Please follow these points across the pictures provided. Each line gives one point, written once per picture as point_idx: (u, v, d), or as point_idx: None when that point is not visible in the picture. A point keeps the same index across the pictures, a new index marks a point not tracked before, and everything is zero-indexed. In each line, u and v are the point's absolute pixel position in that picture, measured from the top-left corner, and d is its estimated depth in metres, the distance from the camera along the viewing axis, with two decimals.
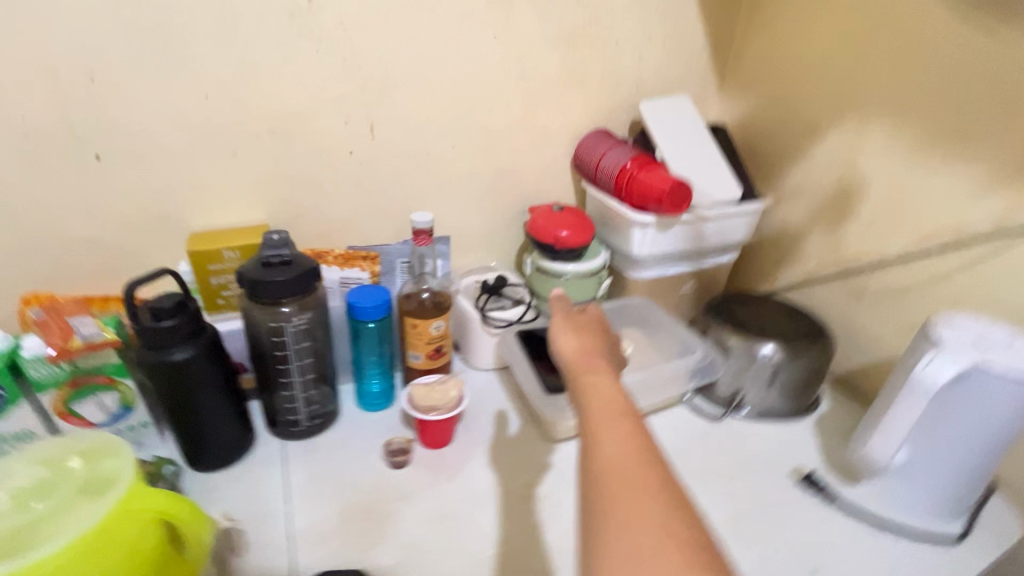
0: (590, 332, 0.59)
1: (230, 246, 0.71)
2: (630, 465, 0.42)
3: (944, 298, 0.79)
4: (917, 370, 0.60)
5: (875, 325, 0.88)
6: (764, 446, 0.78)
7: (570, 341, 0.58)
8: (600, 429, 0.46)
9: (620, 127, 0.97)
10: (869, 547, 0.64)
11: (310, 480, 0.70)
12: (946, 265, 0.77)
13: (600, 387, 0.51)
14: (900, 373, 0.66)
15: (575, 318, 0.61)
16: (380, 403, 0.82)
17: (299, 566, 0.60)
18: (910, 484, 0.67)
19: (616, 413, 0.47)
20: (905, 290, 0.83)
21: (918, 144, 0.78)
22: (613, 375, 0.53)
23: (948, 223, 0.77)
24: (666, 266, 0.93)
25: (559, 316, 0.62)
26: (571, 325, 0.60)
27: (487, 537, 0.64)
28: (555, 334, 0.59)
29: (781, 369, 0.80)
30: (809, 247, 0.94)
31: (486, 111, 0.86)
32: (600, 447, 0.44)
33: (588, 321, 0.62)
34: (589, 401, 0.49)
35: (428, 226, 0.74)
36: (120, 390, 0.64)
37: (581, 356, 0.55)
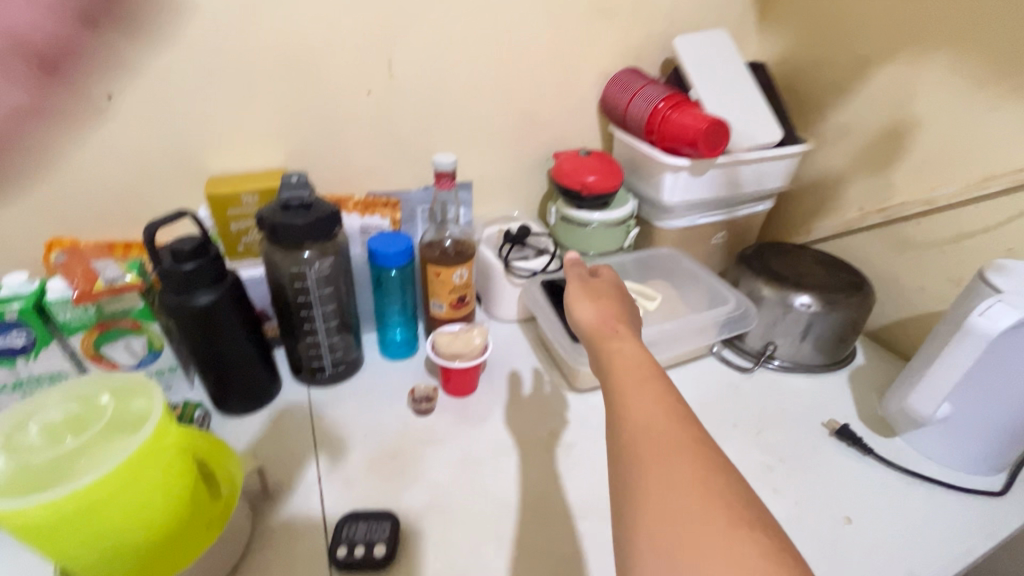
0: (608, 297, 0.56)
1: (249, 190, 0.70)
2: (662, 427, 0.40)
3: (999, 246, 0.73)
4: (971, 318, 0.57)
5: (916, 277, 0.82)
6: (796, 399, 0.76)
7: (586, 308, 0.54)
8: (626, 395, 0.44)
9: (651, 65, 0.91)
10: (905, 498, 0.62)
11: (337, 424, 0.71)
12: (1004, 209, 0.72)
13: (624, 353, 0.48)
14: (949, 326, 0.63)
15: (591, 284, 0.58)
16: (403, 352, 0.81)
17: (328, 505, 0.61)
18: (951, 436, 0.64)
19: (640, 378, 0.45)
20: (952, 241, 0.77)
21: (984, 76, 0.71)
22: (636, 340, 0.50)
23: (1011, 164, 0.70)
24: (697, 215, 0.89)
25: (575, 283, 0.58)
26: (588, 292, 0.56)
27: (512, 481, 0.64)
28: (571, 301, 0.56)
29: (817, 321, 0.77)
30: (851, 194, 0.89)
31: (508, 47, 0.80)
32: (628, 413, 0.42)
33: (606, 285, 0.58)
34: (612, 372, 0.46)
35: (450, 168, 0.71)
36: (147, 334, 0.65)
37: (601, 322, 0.52)
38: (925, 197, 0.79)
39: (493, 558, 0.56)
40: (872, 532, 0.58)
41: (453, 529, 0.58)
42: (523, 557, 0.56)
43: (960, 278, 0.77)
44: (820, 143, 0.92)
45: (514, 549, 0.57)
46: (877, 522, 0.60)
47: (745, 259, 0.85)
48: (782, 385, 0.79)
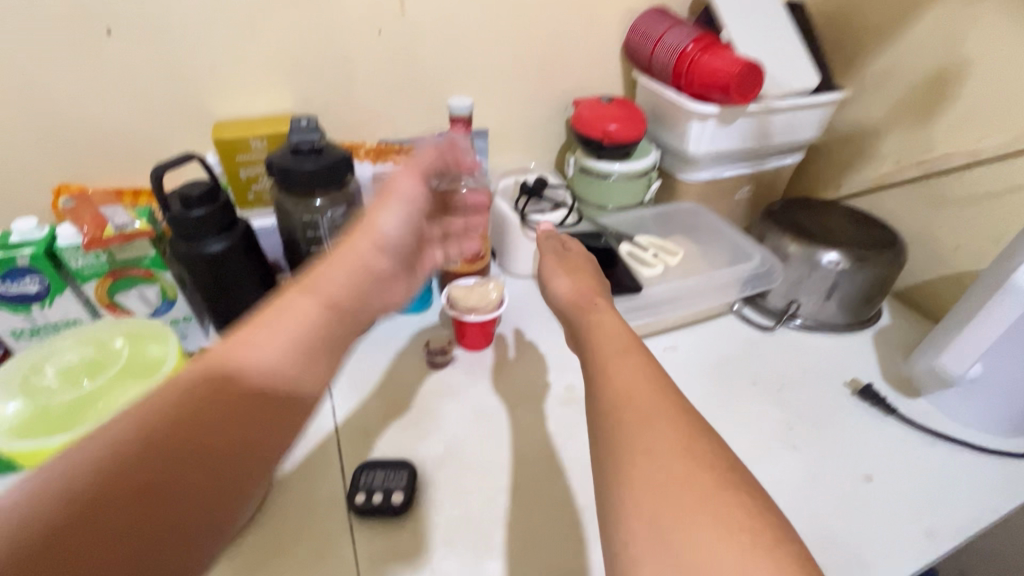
0: (584, 273, 0.57)
1: (257, 135, 0.67)
2: (643, 391, 0.38)
3: None
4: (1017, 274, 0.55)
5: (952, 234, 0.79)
6: (818, 358, 0.74)
7: (563, 282, 0.56)
8: (607, 361, 0.43)
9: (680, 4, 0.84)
10: (926, 458, 0.61)
11: (352, 376, 0.70)
12: None
13: (602, 324, 0.48)
14: (983, 286, 0.61)
15: (567, 259, 0.59)
16: (417, 306, 0.80)
17: (345, 454, 0.61)
18: (980, 397, 0.62)
19: (621, 347, 0.44)
20: (994, 197, 0.73)
21: None
22: (614, 311, 0.50)
23: None
24: (722, 167, 0.85)
25: (551, 257, 0.60)
26: (564, 266, 0.58)
27: (527, 434, 0.64)
28: (548, 276, 0.58)
29: (844, 280, 0.74)
30: (887, 146, 0.84)
31: None
32: (610, 376, 0.41)
33: (581, 261, 0.59)
34: (593, 342, 0.46)
35: (467, 113, 0.68)
36: (160, 283, 0.64)
37: (579, 296, 0.53)
38: (969, 148, 0.74)
39: (508, 507, 0.56)
40: (891, 491, 0.58)
41: (469, 479, 0.59)
42: (538, 506, 0.56)
43: (999, 237, 0.73)
44: (858, 91, 0.87)
45: (528, 499, 0.57)
46: (897, 481, 0.59)
47: (770, 216, 0.81)
48: (803, 344, 0.77)
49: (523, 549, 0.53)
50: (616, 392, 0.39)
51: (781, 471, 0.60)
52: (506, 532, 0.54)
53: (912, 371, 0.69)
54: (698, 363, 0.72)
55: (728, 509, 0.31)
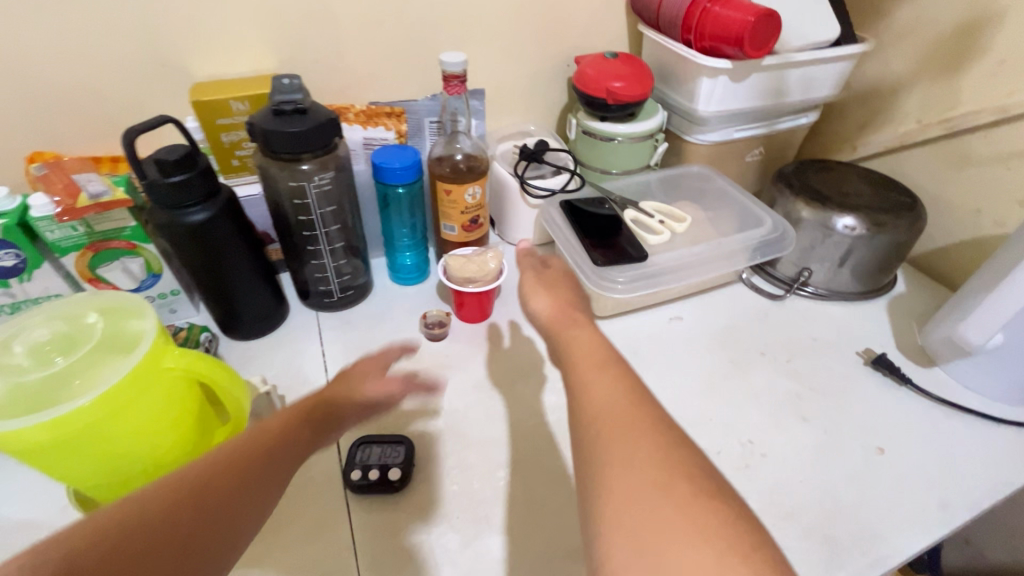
0: (564, 289, 0.50)
1: (238, 96, 0.63)
2: (621, 407, 0.35)
3: None
4: None
5: (973, 196, 0.75)
6: (830, 327, 0.71)
7: (542, 300, 0.48)
8: (584, 377, 0.38)
9: None
10: (941, 429, 0.59)
11: (348, 350, 0.68)
12: None
13: (579, 340, 0.42)
14: (1008, 260, 0.57)
15: (546, 274, 0.52)
16: (414, 277, 0.77)
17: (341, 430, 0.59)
18: (998, 368, 0.60)
19: (600, 361, 0.39)
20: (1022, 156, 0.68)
21: None
22: (594, 326, 0.44)
23: None
24: (734, 128, 0.80)
25: (528, 275, 0.52)
26: (542, 283, 0.50)
27: (527, 408, 0.62)
28: (526, 294, 0.50)
29: (860, 245, 0.71)
30: (909, 104, 0.79)
31: None
32: (585, 395, 0.37)
33: (559, 274, 0.52)
34: (568, 356, 0.42)
35: (460, 69, 0.63)
36: (144, 256, 0.62)
37: (558, 311, 0.47)
38: (999, 103, 0.69)
39: (507, 483, 0.55)
40: (903, 463, 0.56)
41: (468, 455, 0.57)
42: (538, 481, 0.55)
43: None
44: (881, 43, 0.81)
45: (529, 474, 0.55)
46: (911, 453, 0.57)
47: (781, 179, 0.77)
48: (815, 313, 0.74)
49: (523, 524, 0.51)
50: (591, 412, 0.36)
51: (791, 445, 0.58)
52: (505, 508, 0.53)
53: (927, 340, 0.67)
54: (705, 334, 0.70)
55: (706, 521, 0.28)
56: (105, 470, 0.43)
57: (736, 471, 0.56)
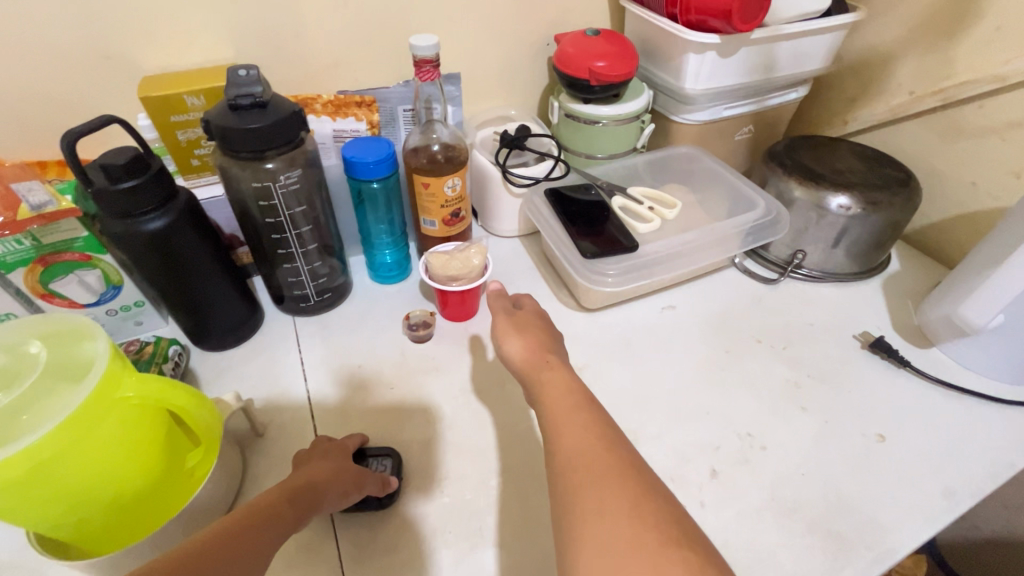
0: (536, 328, 0.51)
1: (192, 90, 0.58)
2: (593, 454, 0.36)
3: None
4: None
5: (966, 170, 0.73)
6: (825, 310, 0.70)
7: (514, 342, 0.49)
8: (558, 423, 0.40)
9: None
10: (941, 412, 0.58)
11: (328, 356, 0.65)
12: None
13: (553, 383, 0.44)
14: (984, 260, 0.58)
15: (518, 316, 0.52)
16: (395, 275, 0.74)
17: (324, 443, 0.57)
18: (996, 348, 0.59)
19: (571, 405, 0.41)
20: (1017, 127, 0.66)
21: None
22: (569, 369, 0.46)
23: None
24: (722, 106, 0.77)
25: (501, 316, 0.52)
26: (515, 324, 0.51)
27: (518, 410, 0.59)
28: (498, 336, 0.51)
29: (855, 226, 0.68)
30: (901, 75, 0.76)
31: None
32: (558, 442, 0.39)
33: (531, 315, 0.53)
34: (542, 401, 0.43)
35: (433, 53, 0.59)
36: (101, 267, 0.57)
37: (530, 355, 0.48)
38: (995, 73, 0.67)
39: (500, 491, 0.52)
40: (905, 450, 0.55)
41: (459, 463, 0.55)
42: (533, 488, 0.53)
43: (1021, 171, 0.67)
44: (871, 10, 0.78)
45: (523, 481, 0.53)
46: (911, 439, 0.56)
47: (772, 157, 0.75)
48: (809, 296, 0.72)
49: (518, 535, 0.49)
50: (563, 458, 0.37)
51: (790, 436, 0.56)
52: (499, 519, 0.51)
53: (924, 320, 0.66)
54: (699, 324, 0.68)
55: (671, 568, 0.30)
56: (63, 513, 0.39)
57: (735, 467, 0.54)
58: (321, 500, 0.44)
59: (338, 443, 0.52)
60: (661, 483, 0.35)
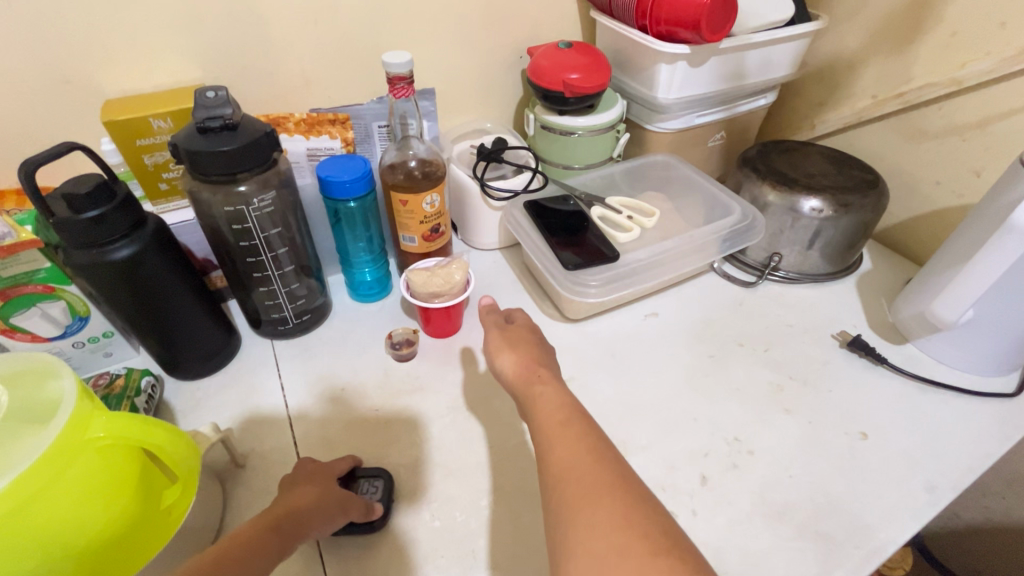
0: (528, 344, 0.51)
1: (158, 113, 0.56)
2: (584, 468, 0.36)
3: None
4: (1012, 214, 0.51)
5: (930, 170, 0.75)
6: (803, 311, 0.71)
7: (508, 358, 0.49)
8: (552, 436, 0.40)
9: None
10: (919, 407, 0.60)
11: (310, 380, 0.63)
12: None
13: (545, 399, 0.43)
14: (953, 255, 0.59)
15: (510, 332, 0.52)
16: (375, 293, 0.73)
17: None
18: (967, 341, 0.61)
19: (563, 420, 0.41)
20: (976, 127, 0.69)
21: None
22: (561, 384, 0.46)
23: None
24: (695, 114, 0.79)
25: (492, 331, 0.52)
26: (507, 340, 0.51)
27: (506, 426, 0.58)
28: (491, 352, 0.51)
29: (828, 227, 0.70)
30: (864, 80, 0.79)
31: None
32: (552, 454, 0.38)
33: (522, 330, 0.52)
34: (534, 417, 0.43)
35: (405, 70, 0.58)
36: (66, 298, 0.55)
37: (523, 369, 0.47)
38: (951, 76, 0.69)
39: (492, 511, 0.52)
40: (887, 447, 0.56)
41: (448, 484, 0.54)
42: (524, 505, 0.52)
43: (981, 169, 0.70)
44: (834, 18, 0.80)
45: (514, 499, 0.52)
46: (893, 436, 0.57)
47: (745, 162, 0.76)
48: (787, 298, 0.73)
49: (510, 556, 0.49)
50: (557, 470, 0.37)
51: (777, 439, 0.57)
52: (491, 539, 0.50)
53: (897, 317, 0.68)
54: (682, 330, 0.69)
55: None
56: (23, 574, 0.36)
57: (724, 472, 0.54)
58: (309, 526, 0.43)
59: (323, 465, 0.50)
60: (655, 498, 0.34)
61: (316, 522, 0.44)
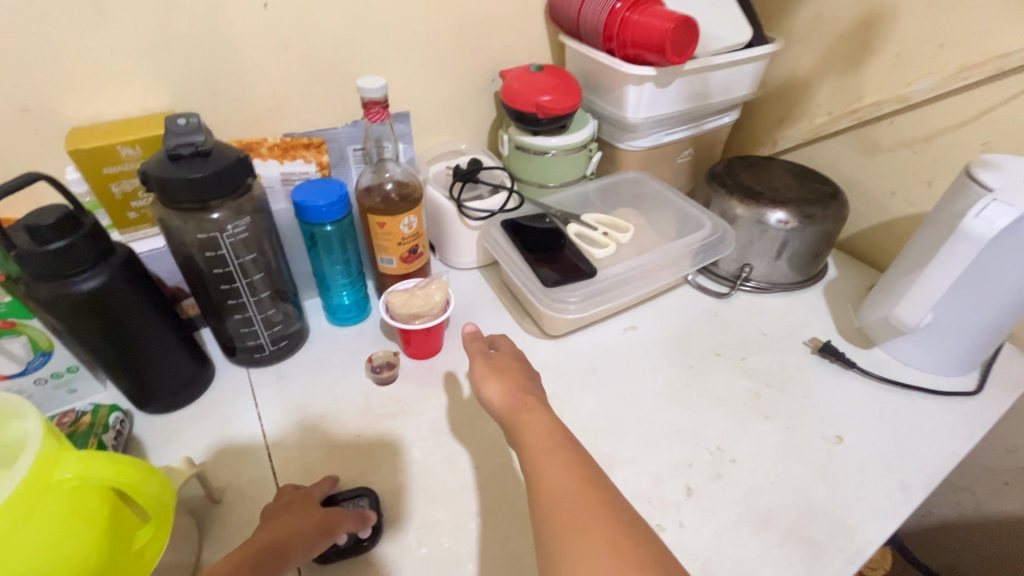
0: (514, 370, 0.50)
1: (127, 141, 0.55)
2: (572, 496, 0.36)
3: (974, 141, 0.69)
4: (967, 220, 0.53)
5: (885, 182, 0.79)
6: (775, 320, 0.73)
7: (493, 387, 0.48)
8: (538, 464, 0.40)
9: None
10: (889, 409, 0.62)
11: (288, 407, 0.62)
12: (981, 101, 0.67)
13: (533, 427, 0.43)
14: (916, 259, 0.62)
15: (495, 358, 0.51)
16: (354, 316, 0.72)
17: None
18: (929, 343, 0.64)
19: (551, 446, 0.41)
20: (924, 141, 0.73)
21: None
22: (548, 410, 0.45)
23: (991, 50, 0.65)
24: (663, 132, 0.81)
25: (477, 360, 0.51)
26: (492, 367, 0.50)
27: (491, 447, 0.58)
28: (476, 382, 0.50)
29: (794, 238, 0.73)
30: (819, 98, 0.83)
31: None
32: (540, 484, 0.38)
33: (508, 358, 0.52)
34: (522, 445, 0.42)
35: (381, 94, 0.59)
36: (28, 333, 0.53)
37: (510, 399, 0.46)
38: (899, 94, 0.74)
39: (482, 533, 0.51)
40: (861, 449, 0.58)
41: (434, 509, 0.53)
42: (511, 526, 0.52)
43: (931, 180, 0.74)
44: (788, 39, 0.84)
45: (501, 520, 0.52)
46: (867, 437, 0.59)
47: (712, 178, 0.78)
48: (759, 307, 0.76)
49: None
50: (545, 498, 0.37)
51: (757, 447, 0.58)
52: (479, 563, 0.49)
53: (864, 321, 0.70)
54: (661, 343, 0.70)
55: None
56: None
57: (708, 482, 0.55)
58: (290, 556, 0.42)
59: (305, 493, 0.49)
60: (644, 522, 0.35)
61: (297, 550, 0.42)
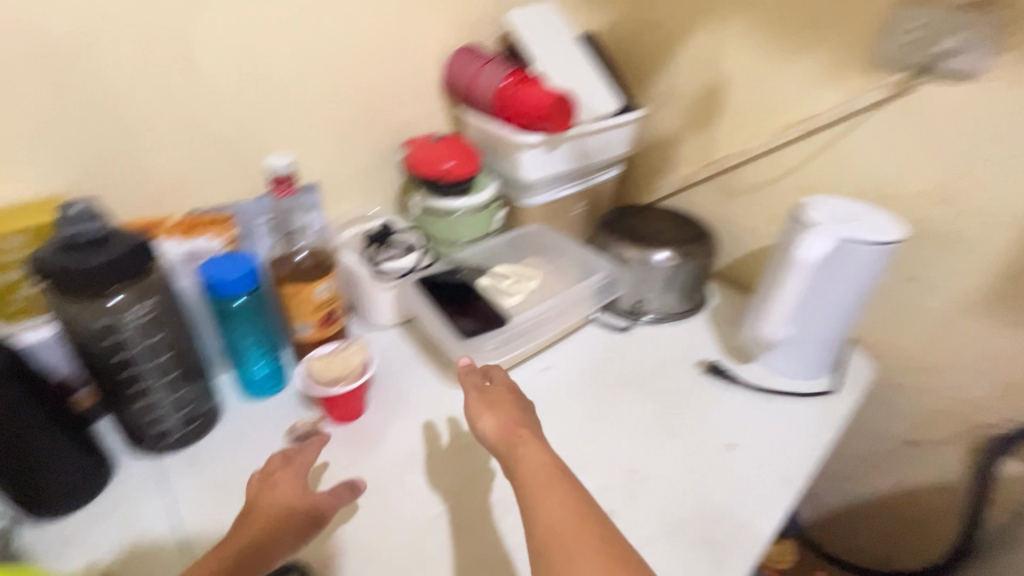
0: (508, 404, 0.56)
1: (10, 231, 0.53)
2: (569, 529, 0.42)
3: (801, 184, 0.84)
4: (798, 251, 0.65)
5: (743, 220, 0.93)
6: (670, 348, 0.82)
7: (488, 422, 0.54)
8: (536, 498, 0.45)
9: (486, 44, 0.89)
10: (769, 414, 0.71)
11: (202, 492, 0.59)
12: (800, 152, 0.83)
13: (529, 462, 0.49)
14: (769, 280, 0.74)
15: (488, 393, 0.57)
16: (272, 388, 0.70)
17: None
18: (792, 353, 0.75)
19: (548, 476, 0.47)
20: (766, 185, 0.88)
21: (771, 38, 0.80)
22: (540, 442, 0.51)
23: (800, 114, 0.81)
24: (557, 189, 0.90)
25: (472, 395, 0.57)
26: (485, 403, 0.56)
27: (420, 503, 0.59)
28: (471, 417, 0.55)
29: (675, 273, 0.83)
30: (683, 154, 0.97)
31: (325, 34, 0.72)
32: (538, 515, 0.44)
33: (501, 391, 0.58)
34: (520, 478, 0.48)
35: (291, 170, 0.63)
36: None
37: (503, 432, 0.53)
38: (742, 148, 0.89)
39: None
40: (750, 454, 0.66)
41: None
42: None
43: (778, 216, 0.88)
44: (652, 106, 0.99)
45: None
46: (754, 443, 0.67)
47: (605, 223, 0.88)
48: (656, 337, 0.84)
49: None
50: (544, 531, 0.43)
51: (665, 467, 0.64)
52: None
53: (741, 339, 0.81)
54: (573, 381, 0.75)
55: None
56: None
57: (625, 506, 0.60)
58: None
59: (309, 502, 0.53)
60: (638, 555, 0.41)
61: (278, 551, 0.49)
